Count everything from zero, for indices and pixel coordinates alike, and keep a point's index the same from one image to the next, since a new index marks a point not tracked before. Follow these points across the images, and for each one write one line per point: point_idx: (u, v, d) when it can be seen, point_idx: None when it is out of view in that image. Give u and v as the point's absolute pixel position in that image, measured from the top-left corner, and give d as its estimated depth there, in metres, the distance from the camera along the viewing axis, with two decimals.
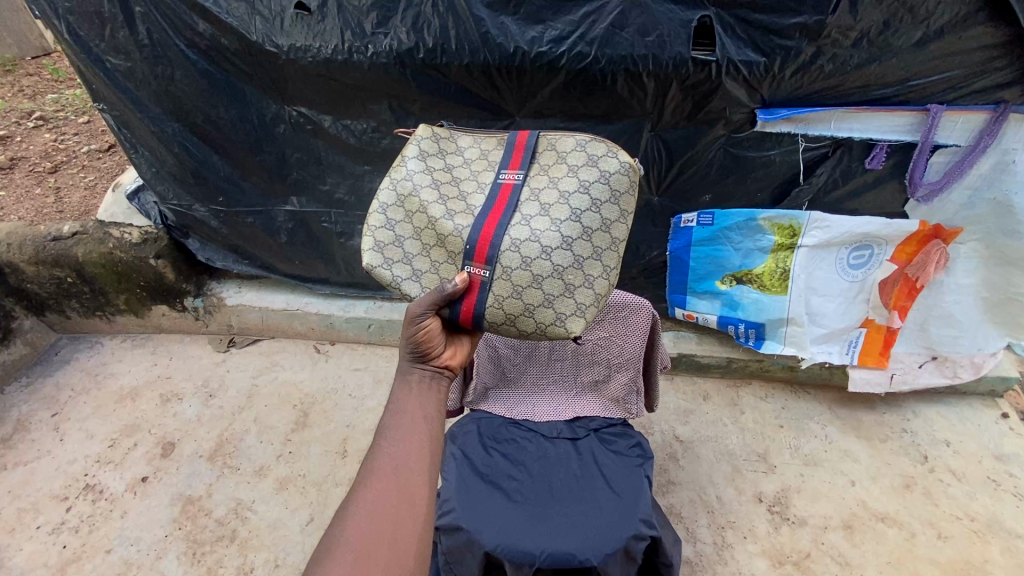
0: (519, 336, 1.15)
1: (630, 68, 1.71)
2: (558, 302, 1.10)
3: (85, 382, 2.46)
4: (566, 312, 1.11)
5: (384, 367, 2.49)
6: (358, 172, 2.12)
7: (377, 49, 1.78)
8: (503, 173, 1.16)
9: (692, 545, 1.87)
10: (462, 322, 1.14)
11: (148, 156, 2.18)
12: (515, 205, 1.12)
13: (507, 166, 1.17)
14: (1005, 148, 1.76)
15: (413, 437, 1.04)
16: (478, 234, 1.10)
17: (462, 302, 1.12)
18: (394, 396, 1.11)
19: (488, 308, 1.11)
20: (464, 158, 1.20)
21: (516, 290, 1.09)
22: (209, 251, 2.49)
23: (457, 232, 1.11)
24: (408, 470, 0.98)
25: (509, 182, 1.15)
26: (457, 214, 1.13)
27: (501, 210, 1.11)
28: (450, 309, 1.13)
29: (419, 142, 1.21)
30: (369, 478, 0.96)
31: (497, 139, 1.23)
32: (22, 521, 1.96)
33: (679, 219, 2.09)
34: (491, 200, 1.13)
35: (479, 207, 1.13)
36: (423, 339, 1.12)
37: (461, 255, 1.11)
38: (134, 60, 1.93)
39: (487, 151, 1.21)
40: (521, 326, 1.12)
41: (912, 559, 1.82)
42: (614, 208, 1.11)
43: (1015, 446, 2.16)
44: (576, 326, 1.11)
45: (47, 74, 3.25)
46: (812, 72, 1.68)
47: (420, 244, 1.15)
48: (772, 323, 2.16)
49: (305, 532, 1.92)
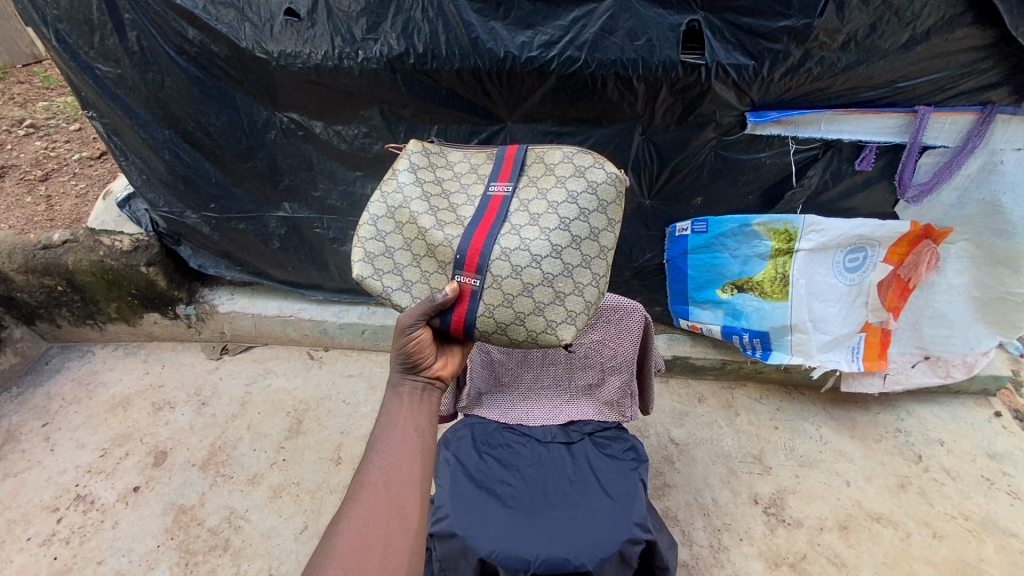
0: (511, 344, 1.15)
1: (620, 72, 1.72)
2: (549, 310, 1.10)
3: (76, 392, 2.43)
4: (557, 320, 1.11)
5: (378, 373, 2.48)
6: (350, 178, 2.12)
7: (368, 55, 1.78)
8: (493, 185, 1.16)
9: (688, 548, 1.86)
10: (453, 331, 1.13)
11: (139, 163, 2.16)
12: (506, 217, 1.12)
13: (497, 179, 1.17)
14: (993, 149, 1.78)
15: (406, 449, 1.03)
16: (468, 245, 1.10)
17: (453, 311, 1.11)
18: (385, 406, 1.11)
19: (480, 317, 1.10)
20: (455, 172, 1.20)
21: (508, 298, 1.09)
22: (202, 259, 2.48)
23: (447, 242, 1.11)
24: (399, 485, 0.98)
25: (499, 194, 1.15)
26: (447, 224, 1.13)
27: (490, 223, 1.11)
28: (442, 318, 1.12)
29: (411, 155, 1.20)
30: (359, 492, 0.95)
31: (487, 153, 1.23)
32: (12, 533, 1.94)
33: (673, 228, 2.10)
34: (481, 211, 1.13)
35: (468, 219, 1.13)
36: (416, 349, 1.12)
37: (452, 265, 1.11)
38: (123, 66, 1.92)
39: (477, 165, 1.22)
40: (513, 334, 1.12)
41: (908, 559, 1.82)
42: (600, 219, 1.12)
43: (1008, 444, 2.17)
44: (568, 333, 1.11)
45: (39, 81, 3.23)
46: (800, 75, 1.69)
47: (411, 255, 1.15)
48: (777, 331, 2.13)
49: (299, 540, 1.90)
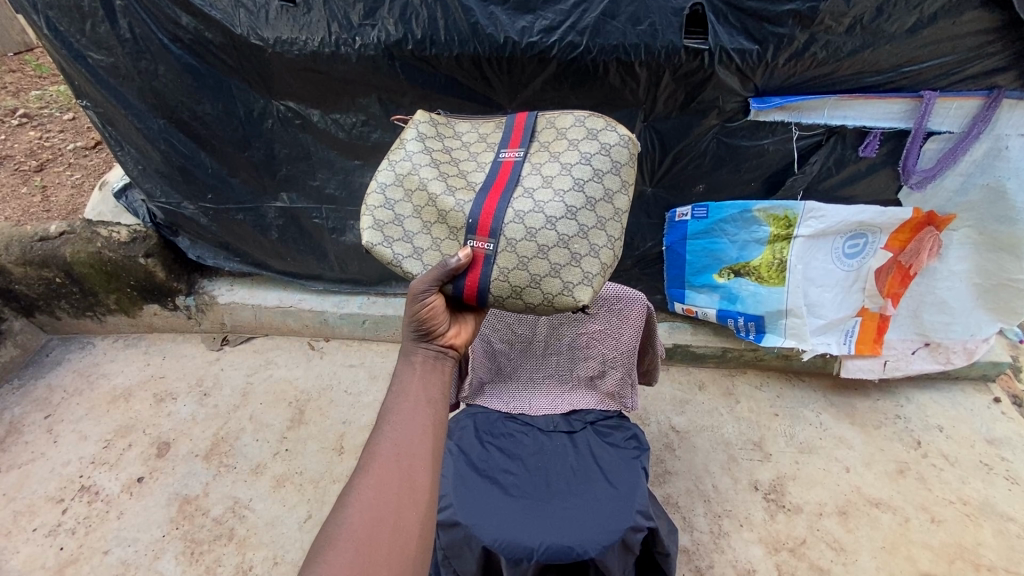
0: (526, 310, 1.13)
1: (622, 58, 1.70)
2: (565, 271, 1.08)
3: (77, 383, 2.43)
4: (574, 281, 1.08)
5: (379, 363, 2.48)
6: (348, 167, 2.10)
7: (365, 41, 1.76)
8: (503, 152, 1.15)
9: (688, 534, 1.87)
10: (466, 298, 1.12)
11: (134, 153, 2.14)
12: (519, 178, 1.10)
13: (507, 145, 1.16)
14: (998, 134, 1.76)
15: (417, 423, 1.02)
16: (480, 209, 1.08)
17: (466, 277, 1.09)
18: (395, 378, 1.10)
19: (493, 281, 1.08)
20: (463, 142, 1.19)
21: (522, 261, 1.07)
22: (200, 249, 2.46)
23: (459, 207, 1.10)
24: (410, 458, 0.97)
25: (509, 160, 1.14)
26: (458, 190, 1.12)
27: (503, 185, 1.10)
28: (455, 284, 1.10)
29: (418, 126, 1.19)
30: (370, 465, 0.95)
31: (495, 122, 1.22)
32: (18, 523, 1.94)
33: (673, 213, 2.08)
34: (492, 176, 1.12)
35: (479, 184, 1.12)
36: (429, 315, 1.10)
37: (464, 229, 1.09)
38: (116, 55, 1.89)
39: (486, 134, 1.20)
40: (528, 298, 1.10)
41: (907, 543, 1.83)
42: (612, 179, 1.11)
43: (1006, 430, 2.18)
44: (584, 295, 1.09)
45: (31, 70, 3.18)
46: (805, 59, 1.67)
47: (421, 222, 1.12)
48: (771, 315, 2.15)
49: (303, 529, 1.91)
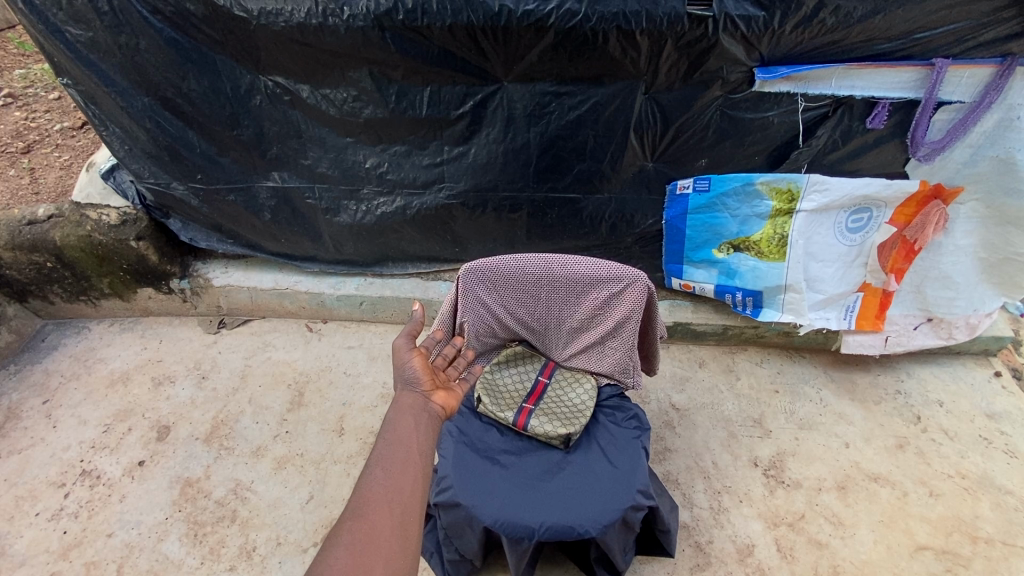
0: (546, 440, 1.51)
1: (623, 26, 1.65)
2: (565, 393, 1.60)
3: (75, 368, 2.41)
4: (575, 402, 1.58)
5: (379, 344, 2.46)
6: (341, 145, 2.04)
7: (354, 11, 1.70)
8: (539, 375, 1.65)
9: (688, 510, 1.86)
10: (516, 425, 1.52)
11: (119, 132, 2.08)
12: (544, 401, 1.58)
13: (542, 371, 1.65)
14: (1011, 104, 1.72)
15: (409, 469, 1.00)
16: (523, 412, 1.54)
17: (519, 411, 1.55)
18: (387, 427, 1.10)
19: (535, 425, 1.51)
20: (520, 376, 1.64)
21: (547, 399, 1.58)
22: (192, 232, 2.41)
23: (514, 406, 1.56)
24: (402, 505, 0.94)
25: (542, 382, 1.63)
26: (519, 396, 1.59)
27: (538, 393, 1.60)
28: (514, 413, 1.54)
29: (501, 355, 1.67)
30: (363, 509, 0.91)
31: (535, 354, 1.69)
32: (20, 508, 1.94)
33: (674, 186, 2.02)
34: (532, 390, 1.60)
35: (526, 391, 1.60)
36: (415, 374, 1.26)
37: (518, 401, 1.58)
38: (95, 29, 1.83)
39: (528, 369, 1.66)
40: (547, 435, 1.49)
41: (905, 517, 1.83)
42: (589, 403, 1.57)
43: (1007, 404, 2.16)
44: (576, 427, 1.50)
45: (13, 48, 3.09)
46: (814, 26, 1.62)
47: (500, 410, 1.55)
48: (769, 290, 2.13)
49: (305, 510, 1.91)
